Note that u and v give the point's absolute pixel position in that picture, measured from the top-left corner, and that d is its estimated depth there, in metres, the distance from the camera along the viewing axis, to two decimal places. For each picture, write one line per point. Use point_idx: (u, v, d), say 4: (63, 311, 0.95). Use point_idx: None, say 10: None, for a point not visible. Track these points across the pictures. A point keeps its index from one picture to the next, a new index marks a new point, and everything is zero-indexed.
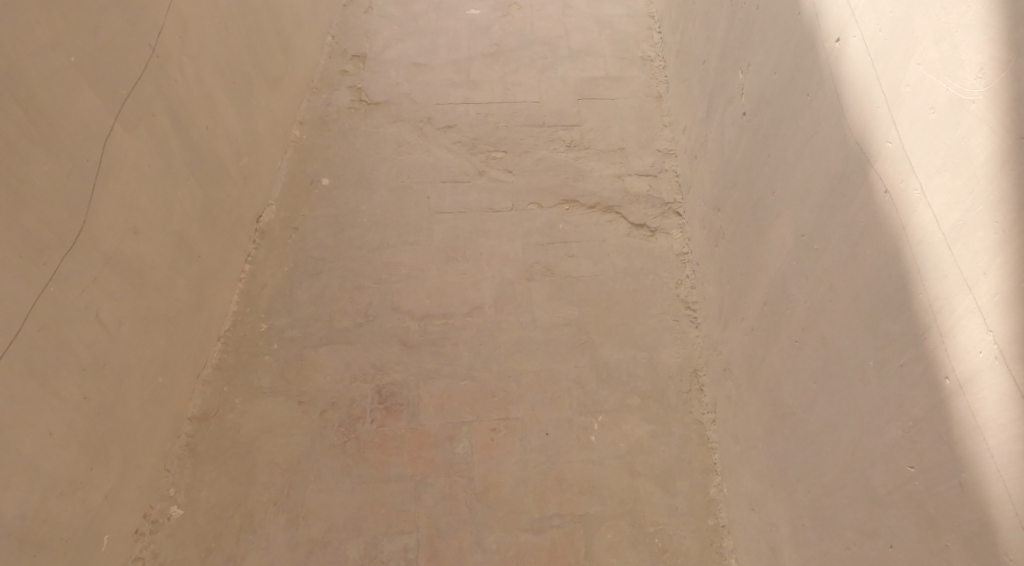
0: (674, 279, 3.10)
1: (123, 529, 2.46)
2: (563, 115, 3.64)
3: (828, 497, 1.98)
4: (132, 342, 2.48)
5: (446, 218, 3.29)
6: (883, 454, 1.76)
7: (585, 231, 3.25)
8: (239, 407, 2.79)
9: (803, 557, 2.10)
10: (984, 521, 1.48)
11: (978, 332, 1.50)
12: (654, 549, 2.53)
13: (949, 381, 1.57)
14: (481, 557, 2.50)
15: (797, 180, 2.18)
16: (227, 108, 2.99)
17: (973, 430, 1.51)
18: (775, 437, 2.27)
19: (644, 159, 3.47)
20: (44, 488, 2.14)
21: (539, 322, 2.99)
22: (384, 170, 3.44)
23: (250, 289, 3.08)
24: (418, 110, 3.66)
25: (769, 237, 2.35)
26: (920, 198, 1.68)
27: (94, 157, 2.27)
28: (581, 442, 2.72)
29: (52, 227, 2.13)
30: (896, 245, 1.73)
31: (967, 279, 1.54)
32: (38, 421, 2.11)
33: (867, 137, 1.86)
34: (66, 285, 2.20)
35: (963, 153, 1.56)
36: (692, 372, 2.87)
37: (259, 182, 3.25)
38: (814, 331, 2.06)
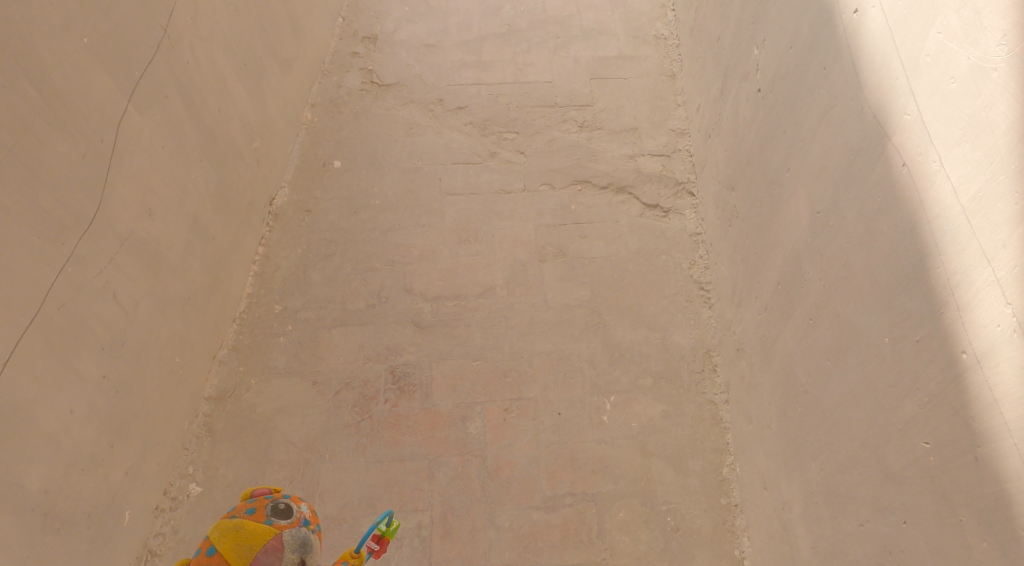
0: (687, 260, 3.11)
1: (145, 506, 2.50)
2: (575, 95, 3.63)
3: (841, 476, 2.00)
4: (150, 322, 2.51)
5: (457, 200, 3.29)
6: (898, 433, 1.78)
7: (597, 212, 3.25)
8: (254, 387, 2.82)
9: (815, 534, 2.13)
10: (1000, 495, 1.50)
11: (996, 306, 1.52)
12: (666, 527, 2.56)
13: (966, 355, 1.58)
14: (494, 535, 2.54)
15: (813, 157, 2.17)
16: (239, 89, 2.99)
17: (989, 403, 1.53)
18: (789, 417, 2.29)
19: (657, 139, 3.46)
20: (67, 464, 2.18)
21: (551, 303, 3.01)
22: (395, 152, 3.44)
23: (264, 271, 3.09)
24: (429, 91, 3.65)
25: (784, 215, 2.35)
26: (939, 170, 1.68)
27: (108, 139, 2.28)
28: (593, 422, 2.74)
29: (68, 208, 2.15)
30: (913, 219, 1.73)
31: (986, 252, 1.54)
32: (59, 398, 2.14)
33: (885, 109, 1.85)
34: (83, 266, 2.22)
35: (984, 122, 1.56)
36: (705, 353, 2.89)
37: (272, 164, 3.26)
38: (828, 311, 2.07)
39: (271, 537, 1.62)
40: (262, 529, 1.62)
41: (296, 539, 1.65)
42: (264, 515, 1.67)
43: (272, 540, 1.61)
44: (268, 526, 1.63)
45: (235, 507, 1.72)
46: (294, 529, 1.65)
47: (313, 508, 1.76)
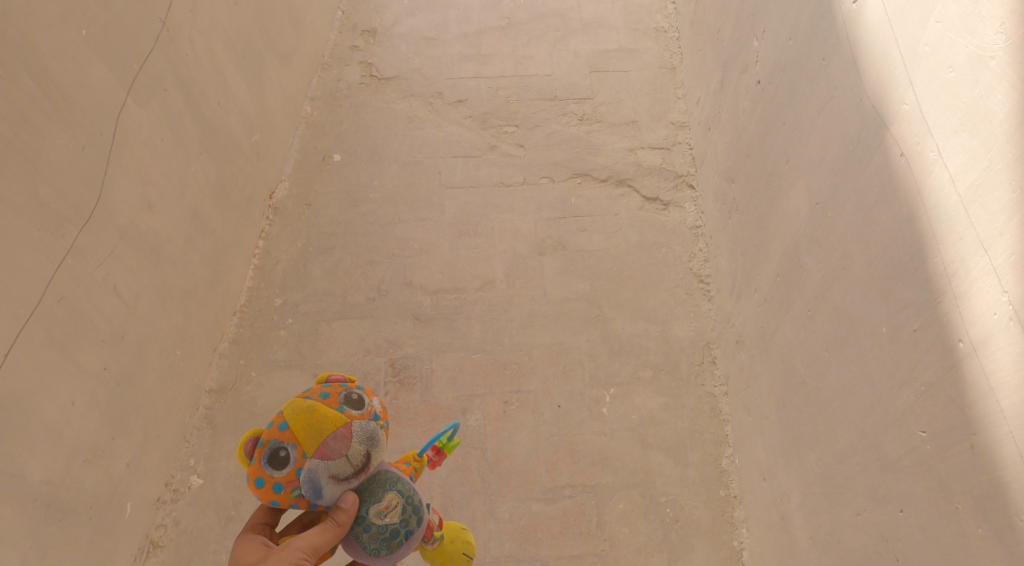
0: (687, 253, 3.12)
1: (146, 497, 2.51)
2: (575, 88, 3.63)
3: (838, 466, 2.02)
4: (150, 314, 2.52)
5: (457, 193, 3.30)
6: (895, 422, 1.79)
7: (597, 205, 3.26)
8: (255, 380, 2.83)
9: (813, 524, 2.14)
10: (995, 482, 1.52)
11: (993, 294, 1.53)
12: (666, 519, 2.57)
13: (962, 344, 1.60)
14: (494, 526, 2.56)
15: (812, 148, 2.18)
16: (238, 82, 3.00)
17: (985, 391, 1.55)
18: (787, 408, 2.30)
19: (657, 132, 3.46)
20: (69, 455, 2.19)
21: (551, 296, 3.02)
22: (395, 146, 3.45)
23: (264, 265, 3.10)
24: (429, 85, 3.66)
25: (783, 207, 2.36)
26: (937, 160, 1.69)
27: (107, 132, 2.29)
28: (593, 414, 2.75)
29: (68, 201, 2.16)
30: (911, 209, 1.74)
31: (983, 241, 1.56)
32: (60, 390, 2.16)
33: (883, 99, 1.86)
34: (84, 258, 2.23)
35: (982, 111, 1.58)
36: (704, 345, 2.90)
37: (272, 157, 3.26)
38: (827, 302, 2.07)
39: (342, 424, 1.63)
40: (335, 416, 1.63)
41: (364, 431, 1.65)
42: (337, 402, 1.67)
43: (343, 428, 1.63)
44: (339, 414, 1.64)
45: (308, 388, 1.71)
46: (364, 422, 1.65)
47: (384, 405, 1.76)
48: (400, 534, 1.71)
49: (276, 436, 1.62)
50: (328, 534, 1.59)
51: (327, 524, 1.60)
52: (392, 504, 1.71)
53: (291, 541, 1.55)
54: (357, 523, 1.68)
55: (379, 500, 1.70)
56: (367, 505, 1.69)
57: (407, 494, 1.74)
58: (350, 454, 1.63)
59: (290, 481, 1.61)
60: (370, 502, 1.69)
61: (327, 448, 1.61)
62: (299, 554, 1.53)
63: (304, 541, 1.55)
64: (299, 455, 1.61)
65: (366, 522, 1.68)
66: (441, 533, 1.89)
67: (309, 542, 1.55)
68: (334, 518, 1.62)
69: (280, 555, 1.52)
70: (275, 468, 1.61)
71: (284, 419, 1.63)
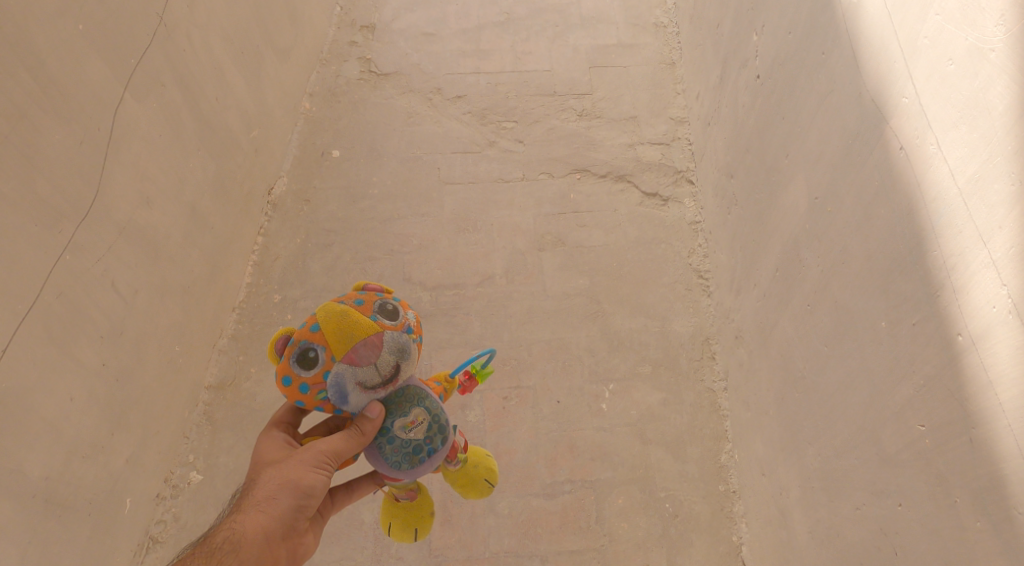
0: (686, 248, 3.11)
1: (146, 493, 2.51)
2: (574, 83, 3.63)
3: (837, 460, 2.02)
4: (149, 310, 2.52)
5: (457, 189, 3.30)
6: (894, 416, 1.79)
7: (596, 201, 3.25)
8: (255, 375, 2.83)
9: (812, 519, 2.14)
10: (994, 475, 1.52)
11: (991, 287, 1.54)
12: (665, 514, 2.58)
13: (961, 338, 1.60)
14: (494, 522, 2.57)
15: (811, 143, 2.18)
16: (237, 77, 2.99)
17: (984, 384, 1.55)
18: (787, 403, 2.30)
19: (657, 128, 3.46)
20: (68, 451, 2.19)
21: (551, 292, 3.02)
22: (394, 141, 3.44)
23: (264, 261, 3.10)
24: (428, 80, 3.65)
25: (783, 202, 2.36)
26: (936, 153, 1.69)
27: (105, 128, 2.28)
28: (593, 410, 2.76)
29: (66, 196, 2.16)
30: (910, 203, 1.74)
31: (982, 234, 1.56)
32: (59, 385, 2.16)
33: (882, 92, 1.86)
34: (82, 255, 2.23)
35: (981, 104, 1.58)
36: (704, 340, 2.90)
37: (270, 153, 3.26)
38: (826, 296, 2.07)
39: (373, 333, 1.74)
40: (368, 324, 1.74)
41: (396, 342, 1.77)
42: (371, 311, 1.78)
43: (374, 336, 1.74)
44: (373, 322, 1.75)
45: (345, 295, 1.83)
46: (396, 333, 1.77)
47: (418, 320, 1.86)
48: (423, 451, 1.83)
49: (307, 336, 1.75)
50: (351, 442, 1.70)
51: (353, 432, 1.72)
52: (418, 421, 1.83)
53: (315, 445, 1.64)
54: (381, 434, 1.81)
55: (405, 415, 1.81)
56: (394, 419, 1.81)
57: (434, 413, 1.85)
58: (378, 362, 1.74)
59: (316, 382, 1.73)
60: (396, 415, 1.81)
61: (356, 354, 1.72)
62: (322, 457, 1.63)
63: (328, 445, 1.65)
64: (327, 358, 1.73)
65: (391, 435, 1.81)
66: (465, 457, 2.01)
67: (332, 447, 1.66)
68: (359, 427, 1.73)
69: (305, 456, 1.62)
70: (304, 368, 1.74)
71: (319, 321, 1.75)
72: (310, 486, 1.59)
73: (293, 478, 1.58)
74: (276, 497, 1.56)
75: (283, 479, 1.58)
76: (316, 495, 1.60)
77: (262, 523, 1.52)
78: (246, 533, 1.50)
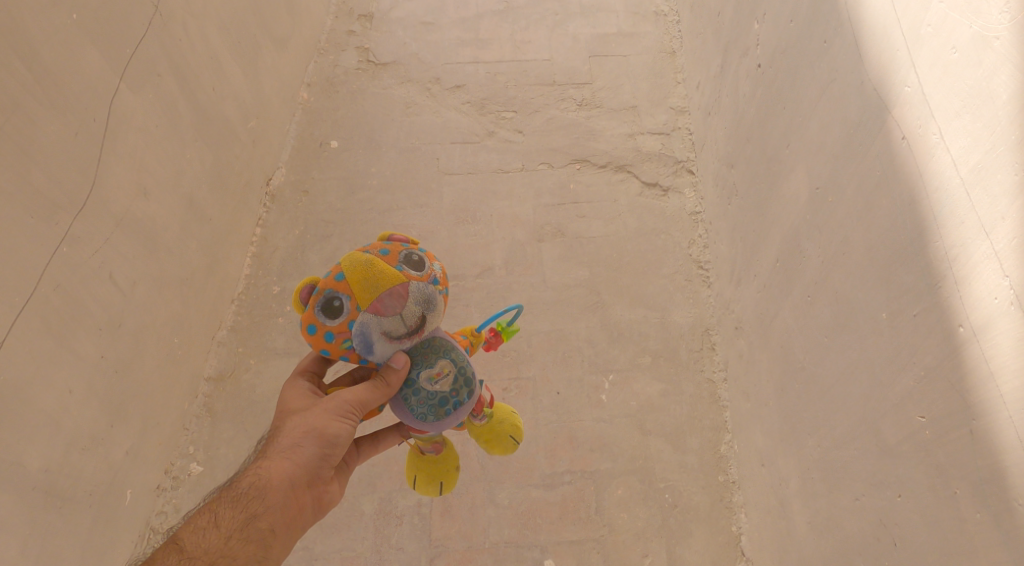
0: (687, 239, 3.10)
1: (146, 485, 2.52)
2: (574, 72, 3.61)
3: (837, 451, 2.01)
4: (148, 302, 2.51)
5: (455, 179, 3.28)
6: (893, 406, 1.79)
7: (596, 191, 3.24)
8: (254, 367, 2.82)
9: (811, 509, 2.14)
10: (994, 467, 1.52)
11: (994, 278, 1.53)
12: (665, 504, 2.58)
13: (963, 329, 1.60)
14: (493, 512, 2.57)
15: (812, 132, 2.16)
16: (233, 67, 2.97)
17: (985, 375, 1.55)
18: (787, 394, 2.30)
19: (657, 117, 3.44)
20: (68, 443, 2.19)
21: (551, 284, 3.01)
22: (393, 132, 3.42)
23: (262, 252, 3.08)
24: (426, 70, 3.63)
25: (784, 191, 2.34)
26: (938, 143, 1.67)
27: (101, 118, 2.27)
28: (592, 401, 2.75)
29: (62, 188, 2.14)
30: (912, 193, 1.73)
31: (984, 224, 1.55)
32: (57, 378, 2.15)
33: (885, 82, 1.84)
34: (78, 246, 2.22)
35: (985, 93, 1.57)
36: (704, 331, 2.89)
37: (268, 144, 3.24)
38: (826, 287, 2.06)
39: (399, 283, 1.77)
40: (394, 274, 1.77)
41: (421, 293, 1.79)
42: (397, 261, 1.81)
43: (400, 286, 1.77)
44: (398, 272, 1.78)
45: (370, 245, 1.86)
46: (421, 284, 1.79)
47: (444, 272, 1.89)
48: (449, 403, 1.86)
49: (332, 285, 1.77)
50: (377, 392, 1.76)
51: (378, 383, 1.77)
52: (445, 373, 1.85)
53: (341, 394, 1.71)
54: (407, 386, 1.84)
55: (431, 366, 1.84)
56: (420, 370, 1.84)
57: (460, 365, 1.87)
58: (404, 313, 1.77)
59: (341, 331, 1.77)
60: (422, 367, 1.84)
61: (381, 304, 1.75)
62: (347, 406, 1.70)
63: (352, 395, 1.71)
64: (352, 307, 1.76)
65: (417, 386, 1.84)
66: (492, 412, 2.03)
67: (357, 397, 1.72)
68: (385, 378, 1.79)
69: (330, 405, 1.70)
70: (328, 317, 1.77)
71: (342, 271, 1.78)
72: (334, 435, 1.68)
73: (318, 427, 1.67)
74: (301, 445, 1.66)
75: (308, 427, 1.67)
76: (341, 443, 1.69)
77: (288, 470, 1.63)
78: (272, 479, 1.61)
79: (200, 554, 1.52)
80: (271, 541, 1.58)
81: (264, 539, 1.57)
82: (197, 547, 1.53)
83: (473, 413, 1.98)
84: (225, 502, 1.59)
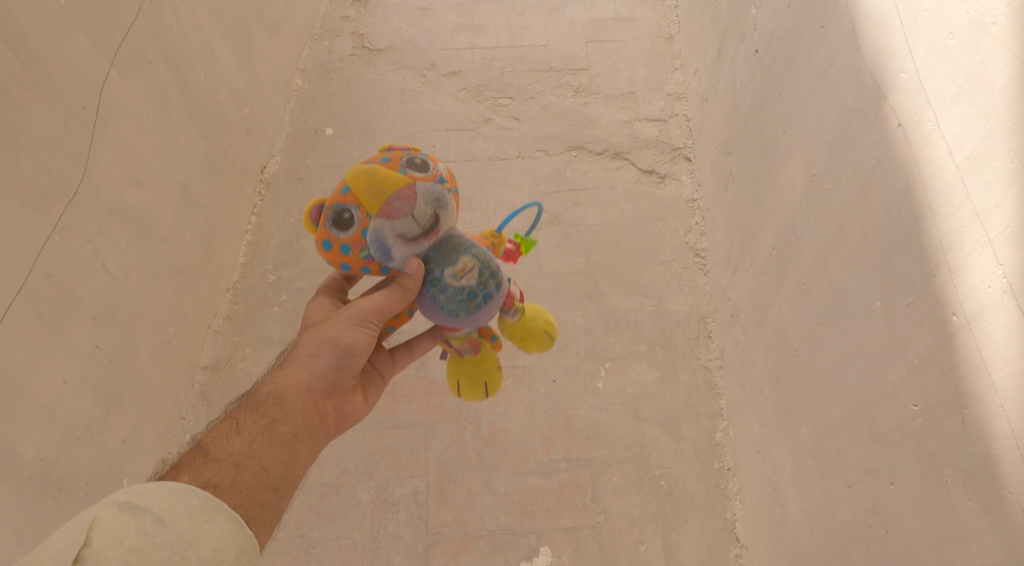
0: (684, 226, 3.09)
1: (143, 474, 2.52)
2: (571, 58, 3.58)
3: (830, 440, 2.01)
4: (142, 291, 2.50)
5: (451, 167, 3.27)
6: (886, 395, 1.78)
7: (593, 178, 3.22)
8: (250, 356, 2.82)
9: (804, 497, 2.14)
10: (986, 456, 1.52)
11: (987, 266, 1.52)
12: (660, 491, 2.58)
13: (956, 317, 1.59)
14: (489, 500, 2.57)
15: (809, 119, 2.14)
16: (226, 54, 2.95)
17: (977, 364, 1.54)
18: (781, 381, 2.29)
19: (654, 104, 3.42)
20: (62, 433, 2.19)
21: (547, 272, 3.00)
22: (389, 119, 3.40)
23: (257, 241, 3.07)
24: (422, 56, 3.59)
25: (780, 179, 2.32)
26: (934, 129, 1.66)
27: (91, 106, 2.25)
28: (588, 389, 2.75)
29: (53, 176, 2.13)
30: (907, 180, 1.71)
31: (979, 212, 1.54)
32: (50, 367, 2.15)
33: (881, 68, 1.82)
34: (70, 236, 2.21)
35: (981, 79, 1.55)
36: (700, 319, 2.89)
37: (263, 132, 3.22)
38: (822, 275, 2.05)
39: (405, 185, 1.75)
40: (398, 177, 1.75)
41: (430, 192, 1.78)
42: (399, 165, 1.79)
43: (406, 188, 1.75)
44: (402, 175, 1.76)
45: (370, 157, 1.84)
46: (428, 184, 1.78)
47: (450, 171, 1.87)
48: (478, 296, 1.86)
49: (339, 199, 1.77)
50: (394, 299, 1.78)
51: (394, 289, 1.78)
52: (469, 268, 1.85)
53: (356, 303, 1.80)
54: (434, 286, 1.84)
55: (454, 263, 1.84)
56: (443, 268, 1.84)
57: (483, 259, 1.87)
58: (414, 213, 1.76)
59: (356, 242, 1.77)
60: (446, 265, 1.84)
61: (391, 208, 1.74)
62: (363, 315, 1.79)
63: (368, 303, 1.80)
64: (363, 216, 1.76)
65: (443, 284, 1.84)
66: (522, 311, 2.02)
67: (372, 305, 1.79)
68: (402, 284, 1.79)
69: (345, 315, 1.80)
70: (340, 231, 1.77)
71: (349, 185, 1.76)
72: (349, 344, 1.80)
73: (332, 337, 1.79)
74: (316, 355, 1.79)
75: (322, 337, 1.80)
76: (357, 351, 1.81)
77: (304, 378, 1.76)
78: (288, 386, 1.74)
79: (226, 455, 1.61)
80: (295, 444, 1.70)
81: (285, 442, 1.69)
82: (223, 450, 1.62)
83: (504, 308, 1.98)
84: (246, 409, 1.72)
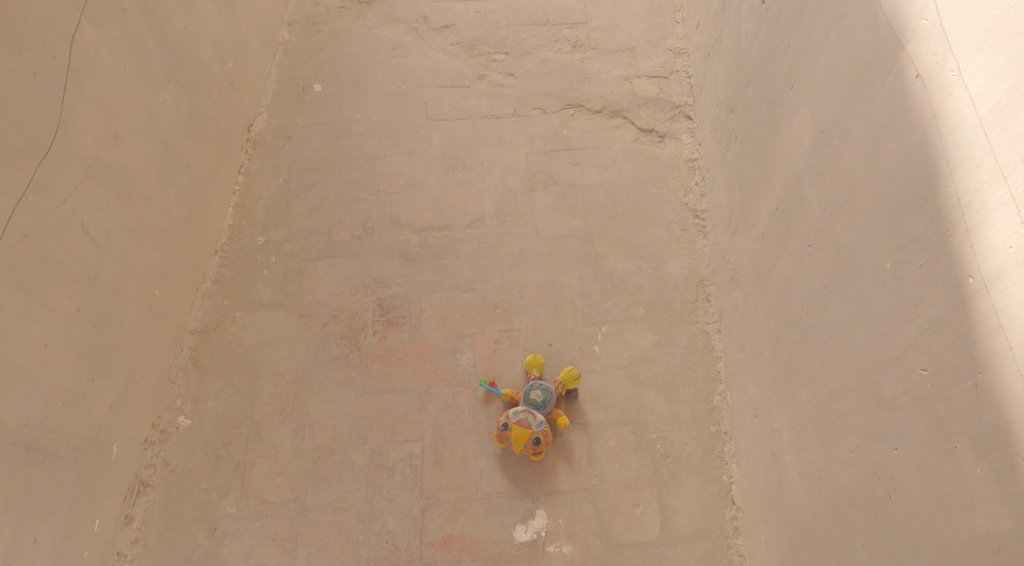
0: (684, 187, 3.00)
1: (133, 439, 2.46)
2: (568, 11, 3.45)
3: (833, 404, 1.96)
4: (126, 252, 2.42)
5: (445, 125, 3.16)
6: (895, 357, 1.73)
7: (591, 137, 3.13)
8: (240, 319, 2.75)
9: (804, 461, 2.10)
10: (999, 422, 1.47)
11: (1010, 226, 1.45)
12: (656, 455, 2.54)
13: (973, 280, 1.53)
14: (485, 464, 2.53)
15: (819, 72, 2.05)
16: (207, 5, 2.82)
17: (994, 327, 1.48)
18: (783, 345, 2.23)
19: (654, 59, 3.31)
20: (46, 398, 2.13)
21: (543, 234, 2.92)
22: (379, 75, 3.29)
23: (245, 201, 2.97)
24: (413, 9, 3.46)
25: (786, 136, 2.24)
26: (956, 80, 1.58)
27: (61, 57, 2.14)
28: (585, 353, 2.69)
29: (22, 130, 2.03)
30: (925, 135, 1.64)
31: (1002, 168, 1.47)
32: (30, 331, 2.08)
33: (899, 15, 1.74)
34: (46, 194, 2.12)
35: (1012, 25, 1.47)
36: (698, 282, 2.82)
37: (248, 88, 3.10)
38: (828, 235, 1.98)
39: (524, 421, 2.43)
40: (518, 427, 2.42)
41: (519, 411, 2.46)
42: (515, 428, 2.43)
43: (525, 418, 2.44)
44: (517, 426, 2.43)
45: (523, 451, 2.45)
46: (514, 412, 2.45)
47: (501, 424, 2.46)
48: (538, 386, 2.51)
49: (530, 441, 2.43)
50: None
51: None
52: (535, 395, 2.49)
53: None
54: (546, 403, 2.49)
55: (535, 404, 2.49)
56: (540, 409, 2.49)
57: (530, 394, 2.50)
58: (528, 412, 2.46)
59: (544, 430, 2.44)
60: (538, 406, 2.49)
61: (530, 421, 2.44)
62: None
63: None
64: (538, 434, 2.43)
65: (547, 403, 2.49)
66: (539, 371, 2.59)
67: None
68: None
69: None
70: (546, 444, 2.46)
71: (514, 439, 2.43)
72: None
73: None
74: None
75: None
76: None
77: None
78: None
79: None
80: None
81: None
82: None
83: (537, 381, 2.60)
84: None
